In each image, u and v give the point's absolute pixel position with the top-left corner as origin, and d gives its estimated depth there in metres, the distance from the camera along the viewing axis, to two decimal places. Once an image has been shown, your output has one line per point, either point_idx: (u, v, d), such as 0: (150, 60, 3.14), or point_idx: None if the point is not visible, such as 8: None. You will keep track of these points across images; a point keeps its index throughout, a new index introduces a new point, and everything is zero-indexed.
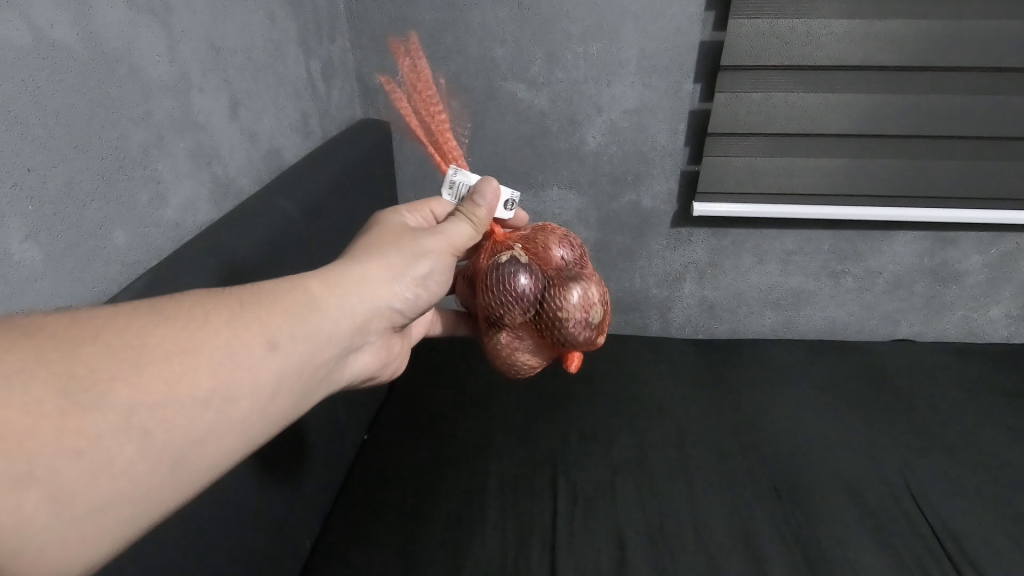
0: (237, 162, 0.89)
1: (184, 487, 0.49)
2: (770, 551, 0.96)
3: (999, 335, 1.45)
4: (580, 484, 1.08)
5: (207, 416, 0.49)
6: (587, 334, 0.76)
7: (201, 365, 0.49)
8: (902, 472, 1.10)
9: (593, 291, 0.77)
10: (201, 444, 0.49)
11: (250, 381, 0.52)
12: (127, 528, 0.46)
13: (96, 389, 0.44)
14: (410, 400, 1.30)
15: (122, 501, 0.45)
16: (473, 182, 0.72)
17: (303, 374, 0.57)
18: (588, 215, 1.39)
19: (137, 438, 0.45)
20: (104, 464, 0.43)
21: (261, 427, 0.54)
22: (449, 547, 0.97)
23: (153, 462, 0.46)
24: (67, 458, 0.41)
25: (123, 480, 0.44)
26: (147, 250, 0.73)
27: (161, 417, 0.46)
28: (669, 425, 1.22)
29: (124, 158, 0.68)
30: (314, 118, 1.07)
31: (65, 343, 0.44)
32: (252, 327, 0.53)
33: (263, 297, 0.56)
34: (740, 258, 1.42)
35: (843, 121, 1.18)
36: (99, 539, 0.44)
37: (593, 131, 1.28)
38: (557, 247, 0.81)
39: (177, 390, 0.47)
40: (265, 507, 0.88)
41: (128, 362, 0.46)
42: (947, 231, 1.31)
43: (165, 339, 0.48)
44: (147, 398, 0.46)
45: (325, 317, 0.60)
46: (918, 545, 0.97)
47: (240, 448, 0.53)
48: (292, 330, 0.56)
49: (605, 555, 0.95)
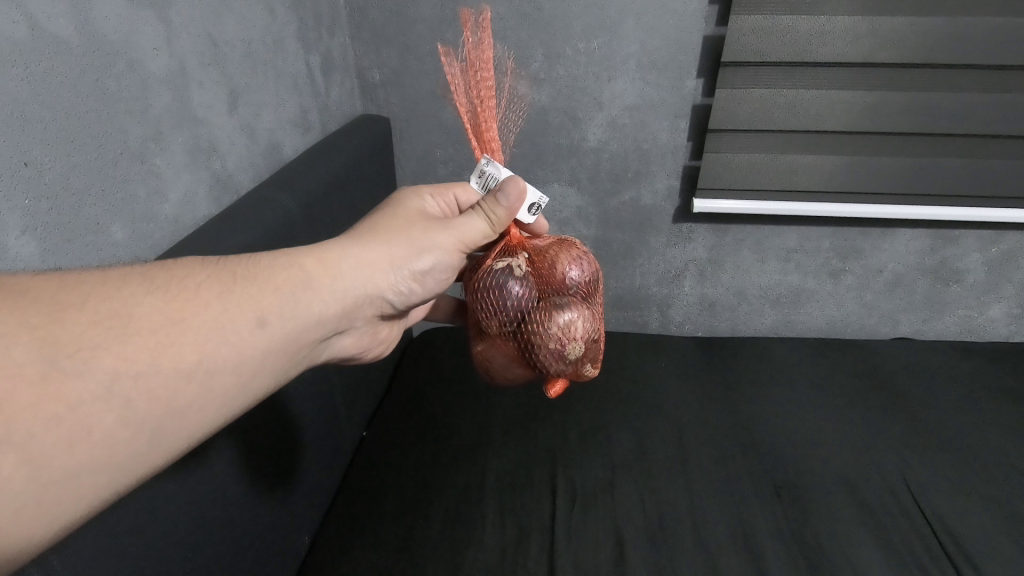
0: (236, 158, 0.84)
1: (160, 456, 0.47)
2: (770, 554, 0.89)
3: (998, 334, 1.44)
4: (580, 481, 1.01)
5: (188, 390, 0.47)
6: (559, 367, 0.70)
7: (189, 338, 0.47)
8: (902, 470, 1.04)
9: (580, 324, 0.70)
10: (184, 416, 0.47)
11: (235, 357, 0.50)
12: (102, 494, 0.44)
13: (80, 356, 0.42)
14: (409, 392, 1.24)
15: (100, 468, 0.43)
16: (503, 176, 0.64)
17: (287, 354, 0.55)
18: (588, 213, 1.33)
19: (119, 407, 0.43)
20: (83, 431, 0.42)
21: (241, 403, 0.53)
22: (440, 542, 0.91)
23: (131, 433, 0.44)
24: (45, 423, 0.40)
25: (102, 449, 0.43)
26: (146, 245, 0.70)
27: (143, 388, 0.45)
28: (665, 418, 1.16)
29: (122, 152, 0.65)
30: (312, 112, 1.05)
31: (48, 306, 0.43)
32: (242, 304, 0.51)
33: (257, 272, 0.54)
34: (741, 257, 1.37)
35: (847, 118, 1.12)
36: (72, 502, 0.42)
37: (593, 127, 1.22)
38: (566, 266, 0.72)
39: (161, 361, 0.46)
40: (274, 518, 0.84)
41: (114, 330, 0.44)
42: (949, 229, 1.29)
43: (152, 309, 0.46)
44: (132, 367, 0.44)
45: (318, 298, 0.57)
46: (917, 545, 0.91)
47: (218, 422, 0.51)
48: (283, 309, 0.54)
49: (605, 556, 0.89)
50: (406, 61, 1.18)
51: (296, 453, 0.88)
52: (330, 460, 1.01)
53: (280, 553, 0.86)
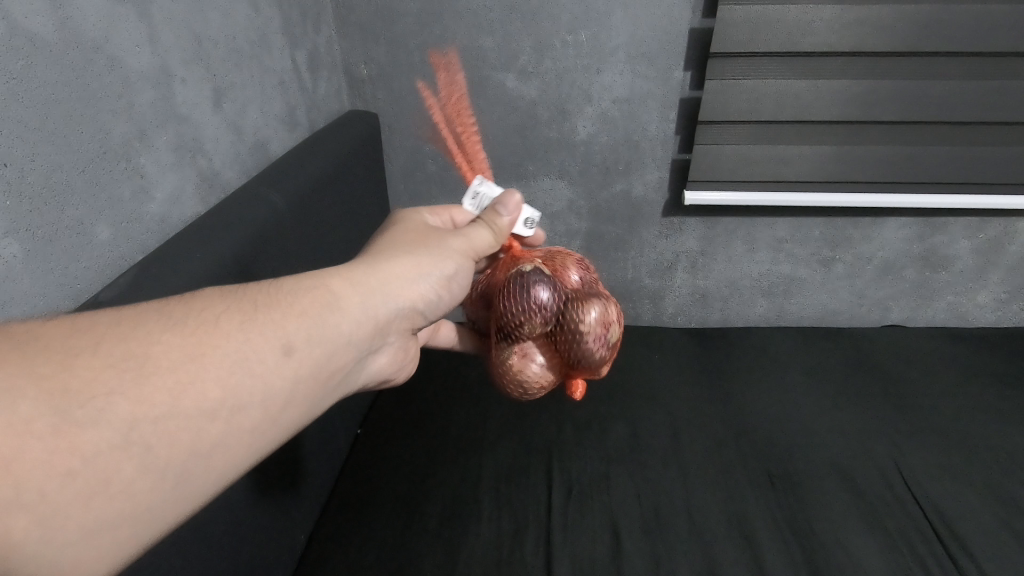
0: (222, 155, 0.84)
1: (193, 499, 0.45)
2: (766, 542, 0.90)
3: (986, 320, 1.45)
4: (575, 473, 1.01)
5: (213, 429, 0.44)
6: (603, 353, 0.74)
7: (212, 372, 0.45)
8: (894, 456, 1.05)
9: (610, 312, 0.76)
10: (210, 456, 0.45)
11: (262, 389, 0.47)
12: (130, 548, 0.42)
13: (93, 404, 0.39)
14: (405, 389, 1.23)
15: (122, 522, 0.40)
16: (496, 192, 0.71)
17: (319, 381, 0.53)
18: (580, 206, 1.33)
19: (139, 455, 0.40)
20: (101, 483, 0.39)
21: (273, 437, 0.50)
22: (441, 538, 0.91)
23: (154, 481, 0.41)
24: (58, 481, 0.37)
25: (123, 501, 0.40)
26: (134, 245, 0.69)
27: (164, 433, 0.42)
28: (658, 409, 1.16)
29: (105, 151, 0.64)
30: (300, 108, 1.04)
31: (59, 354, 0.40)
32: (266, 331, 0.48)
33: (281, 298, 0.52)
34: (732, 247, 1.37)
35: (834, 108, 1.12)
36: (100, 556, 0.40)
37: (583, 120, 1.22)
38: (573, 269, 0.79)
39: (182, 400, 0.43)
40: (269, 518, 0.83)
41: (129, 373, 0.41)
42: (936, 217, 1.30)
43: (172, 346, 0.43)
44: (149, 411, 0.41)
45: (345, 317, 0.55)
46: (910, 529, 0.91)
47: (250, 458, 0.48)
48: (310, 334, 0.51)
49: (603, 549, 0.89)
50: (393, 56, 1.17)
51: (289, 453, 0.88)
52: (325, 457, 1.00)
53: (277, 552, 0.85)
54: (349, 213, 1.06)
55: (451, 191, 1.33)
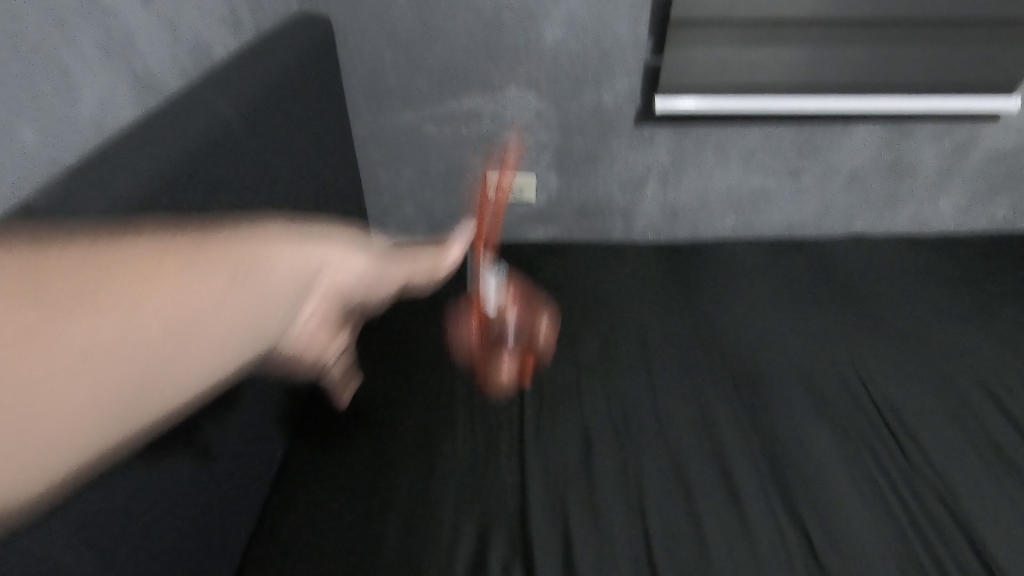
0: (158, 57, 0.78)
1: (176, 396, 0.43)
2: (728, 436, 0.94)
3: (945, 228, 1.49)
4: (546, 383, 1.03)
5: (195, 320, 0.43)
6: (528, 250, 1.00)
7: (144, 276, 0.41)
8: (852, 357, 1.09)
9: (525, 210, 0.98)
10: (194, 348, 0.44)
11: (240, 292, 0.47)
12: (112, 441, 0.39)
13: (73, 288, 0.38)
14: (375, 309, 1.22)
15: (112, 406, 0.39)
16: None
17: (295, 298, 0.52)
18: (548, 118, 1.29)
19: (129, 331, 0.39)
20: (87, 359, 0.37)
21: (251, 343, 0.49)
22: (417, 448, 0.93)
23: (142, 369, 0.40)
24: (46, 355, 0.36)
25: (111, 380, 0.38)
26: (64, 149, 0.65)
27: (150, 317, 0.40)
28: (629, 321, 1.18)
29: (19, 41, 0.58)
30: (245, 12, 0.97)
31: (29, 258, 0.38)
32: (232, 245, 0.48)
33: (237, 227, 0.52)
34: (703, 158, 1.35)
35: (810, 7, 1.09)
36: (84, 445, 0.38)
37: (550, 24, 1.17)
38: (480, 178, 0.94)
39: (163, 294, 0.42)
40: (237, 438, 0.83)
41: (104, 270, 0.40)
42: (906, 122, 1.31)
43: (142, 247, 0.43)
44: (133, 299, 0.40)
45: (308, 243, 0.55)
46: (863, 421, 0.97)
47: (231, 357, 0.47)
48: (277, 251, 0.51)
49: (574, 452, 0.92)
50: None
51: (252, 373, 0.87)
52: None
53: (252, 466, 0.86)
54: (305, 126, 1.01)
55: (414, 104, 1.27)
